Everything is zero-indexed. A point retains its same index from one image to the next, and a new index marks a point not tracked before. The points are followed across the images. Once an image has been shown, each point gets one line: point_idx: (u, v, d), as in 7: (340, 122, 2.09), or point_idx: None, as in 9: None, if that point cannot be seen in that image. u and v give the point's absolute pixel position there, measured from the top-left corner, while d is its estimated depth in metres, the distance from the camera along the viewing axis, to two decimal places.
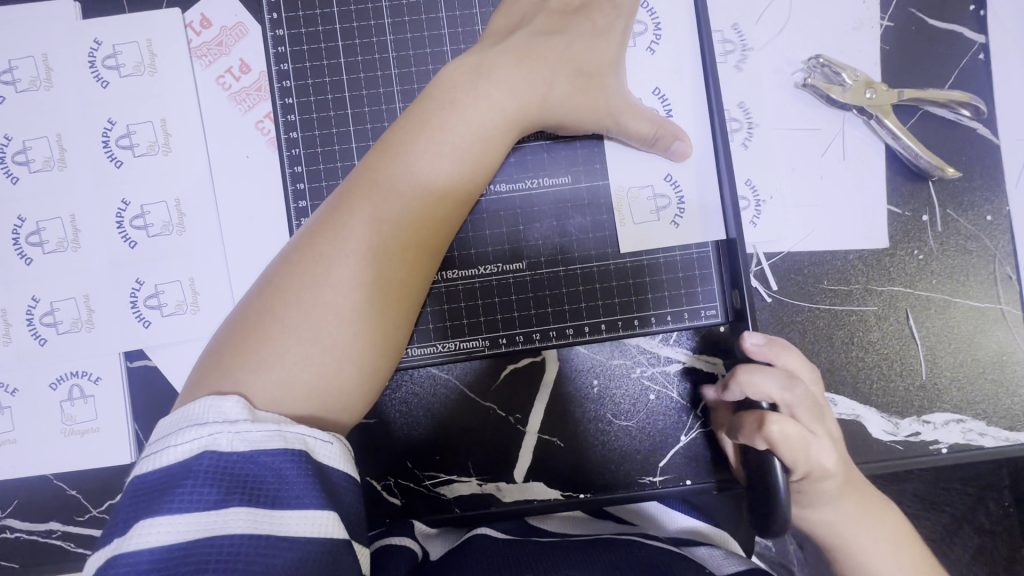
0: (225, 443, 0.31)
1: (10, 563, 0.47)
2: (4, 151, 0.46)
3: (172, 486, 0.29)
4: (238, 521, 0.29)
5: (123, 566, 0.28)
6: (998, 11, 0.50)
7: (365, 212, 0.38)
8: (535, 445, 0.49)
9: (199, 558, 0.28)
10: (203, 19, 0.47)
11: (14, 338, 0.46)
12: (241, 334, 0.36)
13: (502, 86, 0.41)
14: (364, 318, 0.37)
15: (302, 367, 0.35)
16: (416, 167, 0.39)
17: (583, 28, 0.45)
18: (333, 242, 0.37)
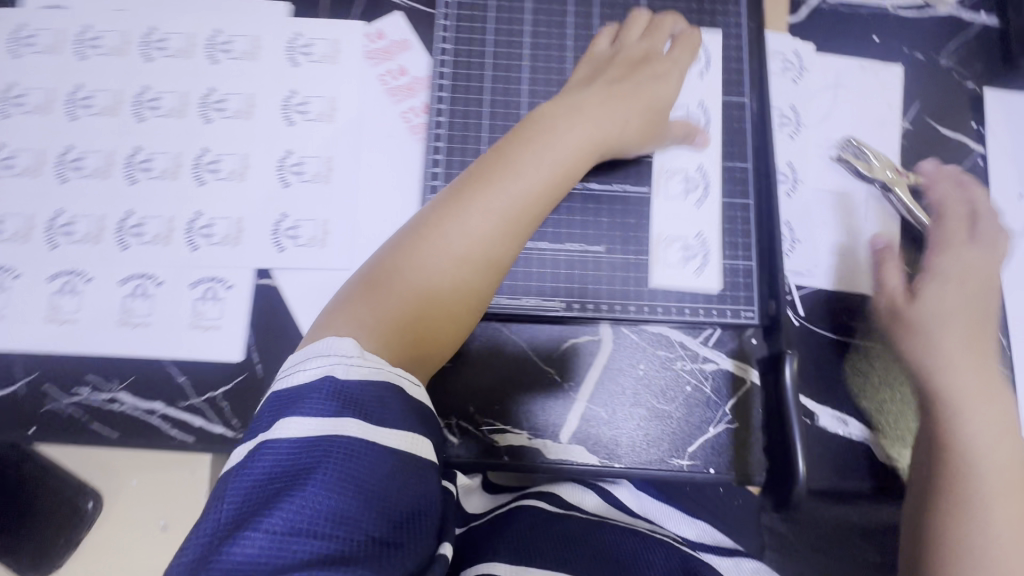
0: (342, 372, 0.38)
1: (110, 432, 0.53)
2: (206, 98, 0.59)
3: (301, 395, 0.37)
4: (351, 428, 0.36)
5: (264, 454, 0.36)
6: (994, 131, 0.64)
7: (479, 209, 0.48)
8: (583, 412, 0.56)
9: (320, 454, 0.35)
10: (379, 32, 0.61)
11: (172, 241, 0.56)
12: (358, 295, 0.46)
13: (575, 128, 0.52)
14: (462, 292, 0.47)
15: (409, 326, 0.45)
16: (521, 174, 0.49)
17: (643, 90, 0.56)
18: (447, 228, 0.47)
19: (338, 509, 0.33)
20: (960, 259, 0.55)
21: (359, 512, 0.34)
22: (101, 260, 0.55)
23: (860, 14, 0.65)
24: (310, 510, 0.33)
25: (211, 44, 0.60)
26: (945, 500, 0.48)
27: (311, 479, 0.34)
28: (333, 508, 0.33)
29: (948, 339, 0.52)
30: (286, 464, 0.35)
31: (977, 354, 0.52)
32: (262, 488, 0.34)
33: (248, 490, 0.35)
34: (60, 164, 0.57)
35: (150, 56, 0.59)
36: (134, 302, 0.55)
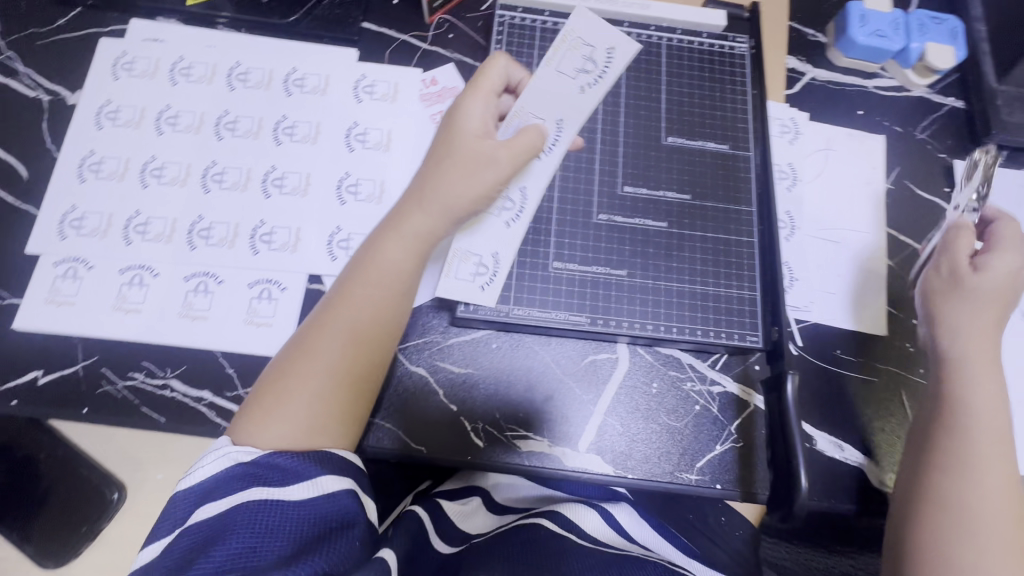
0: (225, 446, 0.48)
1: (160, 416, 0.57)
2: (279, 124, 0.67)
3: (208, 492, 0.46)
4: (252, 496, 0.45)
5: (186, 535, 0.44)
6: (966, 196, 0.72)
7: (359, 296, 0.54)
8: (600, 423, 0.61)
9: (221, 523, 0.44)
10: (433, 78, 0.70)
11: (236, 245, 0.62)
12: (288, 365, 0.52)
13: (419, 217, 0.56)
14: (345, 377, 0.52)
15: (306, 403, 0.50)
16: (384, 257, 0.55)
17: (447, 150, 0.57)
18: (340, 313, 0.53)
19: (255, 550, 0.43)
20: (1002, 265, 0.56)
21: (277, 550, 0.43)
22: (170, 258, 0.61)
23: (848, 91, 0.76)
24: (231, 553, 0.42)
25: (288, 79, 0.68)
26: (945, 458, 0.52)
27: (228, 534, 0.43)
28: (253, 548, 0.43)
29: (972, 314, 0.55)
30: (206, 531, 0.44)
31: (995, 334, 0.55)
32: (194, 549, 0.43)
33: (194, 539, 0.44)
34: (143, 171, 0.64)
35: (234, 85, 0.68)
36: (195, 298, 0.60)
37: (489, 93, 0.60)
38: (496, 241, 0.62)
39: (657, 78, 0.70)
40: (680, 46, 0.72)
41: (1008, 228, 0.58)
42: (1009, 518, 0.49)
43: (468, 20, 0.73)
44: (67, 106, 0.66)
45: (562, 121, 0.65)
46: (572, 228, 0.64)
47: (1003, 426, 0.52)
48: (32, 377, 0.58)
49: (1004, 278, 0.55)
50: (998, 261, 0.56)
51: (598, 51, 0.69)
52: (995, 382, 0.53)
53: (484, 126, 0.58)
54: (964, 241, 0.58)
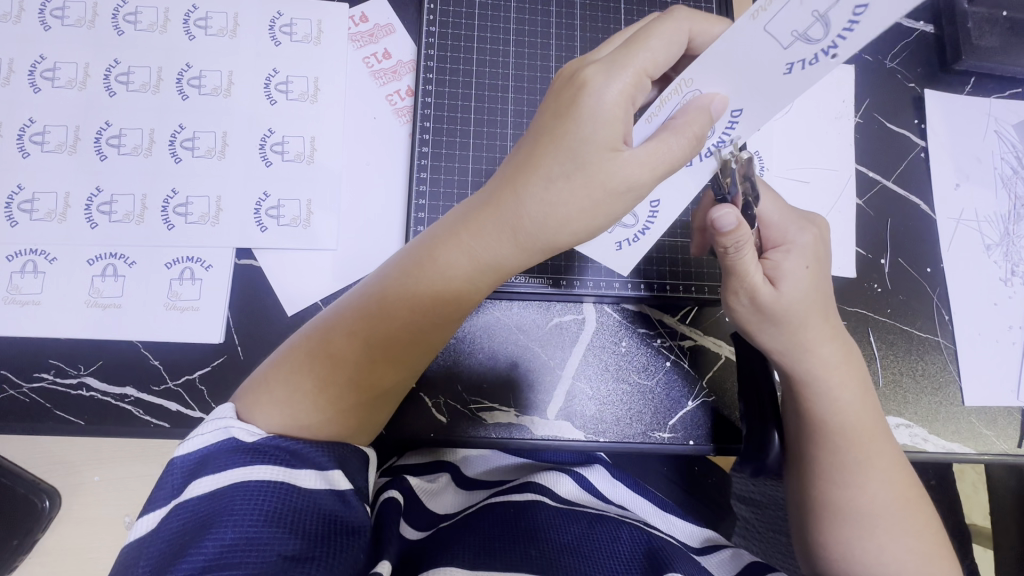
0: (224, 424, 0.39)
1: (77, 419, 0.51)
2: (183, 74, 0.57)
3: (205, 464, 0.37)
4: (259, 474, 0.36)
5: (176, 514, 0.36)
6: (934, 127, 0.70)
7: (394, 292, 0.42)
8: (567, 390, 0.58)
9: (215, 507, 0.35)
10: (363, 15, 0.61)
11: (146, 220, 0.54)
12: (289, 365, 0.42)
13: (502, 246, 0.42)
14: (355, 390, 0.42)
15: (300, 410, 0.40)
16: (455, 254, 0.42)
17: (566, 151, 0.40)
18: (357, 310, 0.43)
19: (249, 542, 0.34)
20: (797, 249, 0.48)
21: (274, 545, 0.34)
22: (68, 239, 0.53)
23: None
24: (220, 547, 0.33)
25: (187, 20, 0.58)
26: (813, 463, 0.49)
27: (220, 521, 0.34)
28: (248, 541, 0.33)
29: (811, 332, 0.48)
30: (201, 510, 0.35)
31: (830, 326, 0.49)
32: (186, 532, 0.35)
33: (182, 523, 0.35)
34: (21, 138, 0.54)
35: (121, 29, 0.57)
36: (103, 283, 0.52)
37: (641, 70, 0.40)
38: (664, 189, 0.51)
39: (616, 5, 0.62)
40: None
41: (773, 232, 0.50)
42: (900, 503, 0.48)
43: None
44: None
45: (737, 112, 0.41)
46: None
47: (870, 419, 0.49)
48: None
49: (807, 277, 0.47)
50: (790, 262, 0.47)
51: (840, 8, 0.33)
52: (834, 365, 0.49)
53: (616, 116, 0.40)
54: (752, 255, 0.44)
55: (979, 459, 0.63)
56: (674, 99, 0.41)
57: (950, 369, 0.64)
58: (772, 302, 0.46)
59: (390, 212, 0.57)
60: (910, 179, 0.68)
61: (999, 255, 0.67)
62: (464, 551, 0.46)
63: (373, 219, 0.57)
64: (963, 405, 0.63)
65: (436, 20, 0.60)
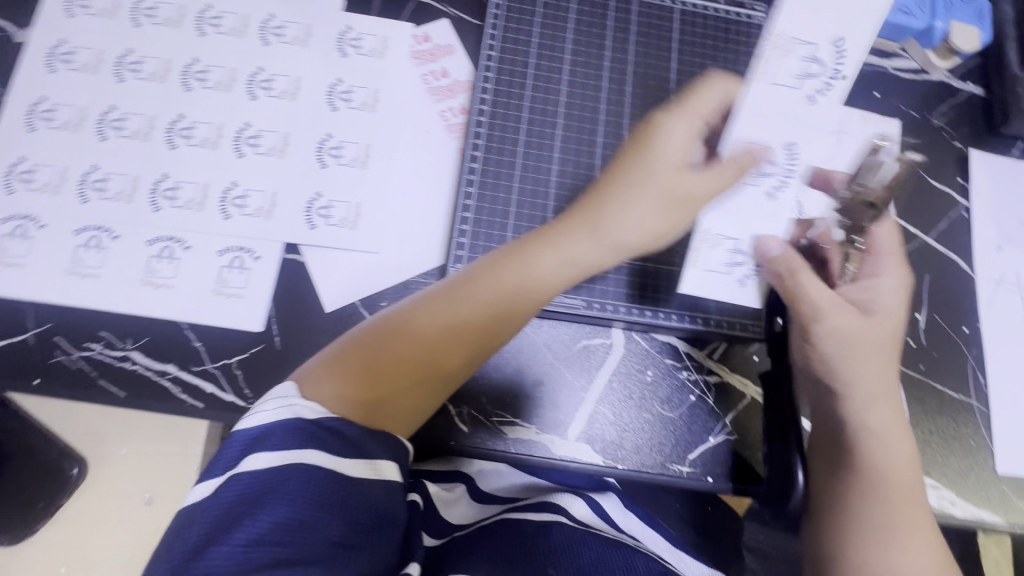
0: (290, 401, 0.40)
1: (118, 390, 0.53)
2: (254, 77, 0.61)
3: (260, 437, 0.38)
4: (317, 458, 0.38)
5: (229, 487, 0.37)
6: (978, 188, 0.70)
7: (484, 284, 0.46)
8: (588, 413, 0.58)
9: (271, 485, 0.37)
10: (425, 35, 0.65)
11: (205, 208, 0.57)
12: (353, 355, 0.43)
13: (583, 243, 0.47)
14: (427, 380, 0.45)
15: (373, 400, 0.42)
16: (545, 257, 0.46)
17: (641, 167, 0.47)
18: (441, 299, 0.45)
19: (304, 524, 0.36)
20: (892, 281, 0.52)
21: (324, 529, 0.37)
22: (132, 218, 0.56)
23: (866, 71, 0.72)
24: (275, 523, 0.35)
25: (264, 27, 0.62)
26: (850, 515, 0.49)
27: (275, 501, 0.36)
28: (302, 524, 0.36)
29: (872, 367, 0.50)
30: (254, 485, 0.37)
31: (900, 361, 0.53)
32: (238, 506, 0.36)
33: (236, 498, 0.37)
34: (102, 122, 0.58)
35: (204, 31, 0.61)
36: (159, 264, 0.55)
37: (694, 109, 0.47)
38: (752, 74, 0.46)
39: (669, 38, 0.63)
40: (697, 11, 0.64)
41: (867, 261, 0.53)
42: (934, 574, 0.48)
43: None
44: (13, 44, 0.59)
45: None
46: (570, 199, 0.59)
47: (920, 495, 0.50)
48: None
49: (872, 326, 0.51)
50: (881, 291, 0.52)
51: None
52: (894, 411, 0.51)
53: (682, 144, 0.47)
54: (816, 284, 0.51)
55: (1008, 530, 0.60)
56: (739, 111, 0.47)
57: (983, 433, 0.62)
58: (856, 330, 0.50)
59: (433, 222, 0.59)
60: (951, 236, 0.68)
61: None
62: None
63: (416, 227, 0.59)
64: (994, 472, 0.61)
65: (497, 43, 0.62)
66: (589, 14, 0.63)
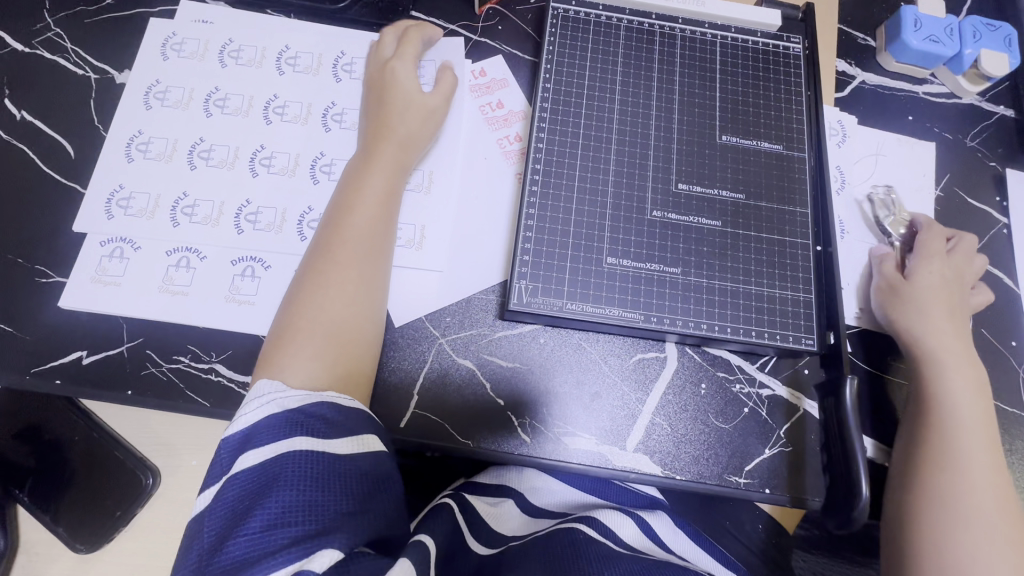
0: (260, 390, 0.47)
1: (203, 400, 0.56)
2: (328, 110, 0.66)
3: (249, 435, 0.44)
4: (303, 443, 0.44)
5: (230, 487, 0.42)
6: (1016, 206, 0.72)
7: (344, 235, 0.56)
8: (645, 426, 0.59)
9: (274, 474, 0.42)
10: (482, 70, 0.70)
11: (284, 230, 0.61)
12: (277, 339, 0.52)
13: (386, 177, 0.59)
14: (348, 333, 0.53)
15: (315, 364, 0.51)
16: (361, 203, 0.57)
17: (400, 99, 0.62)
18: (311, 262, 0.55)
19: (311, 503, 0.41)
20: (935, 259, 0.62)
21: (330, 504, 0.42)
22: (217, 240, 0.60)
23: (898, 96, 0.75)
24: (287, 506, 0.40)
25: (337, 66, 0.68)
26: (931, 475, 0.54)
27: (279, 487, 0.41)
28: (308, 504, 0.41)
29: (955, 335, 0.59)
30: (254, 479, 0.42)
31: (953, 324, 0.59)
32: (244, 500, 0.41)
33: (240, 492, 0.41)
34: (191, 153, 0.63)
35: (282, 69, 0.67)
36: (242, 282, 0.59)
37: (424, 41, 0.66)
38: None
39: (713, 66, 0.67)
40: (737, 43, 0.68)
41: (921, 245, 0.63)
42: (997, 515, 0.52)
43: (517, 11, 0.73)
44: (115, 85, 0.66)
45: None
46: (624, 216, 0.61)
47: (988, 461, 0.54)
48: (76, 356, 0.56)
49: (954, 316, 0.60)
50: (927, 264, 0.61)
51: None
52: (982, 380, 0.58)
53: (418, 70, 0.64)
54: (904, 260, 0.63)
55: None
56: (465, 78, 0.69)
57: None
58: (910, 302, 0.60)
59: (493, 243, 0.63)
60: (992, 253, 0.69)
61: None
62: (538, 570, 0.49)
63: (478, 247, 0.63)
64: None
65: (553, 69, 0.65)
66: (637, 43, 0.67)
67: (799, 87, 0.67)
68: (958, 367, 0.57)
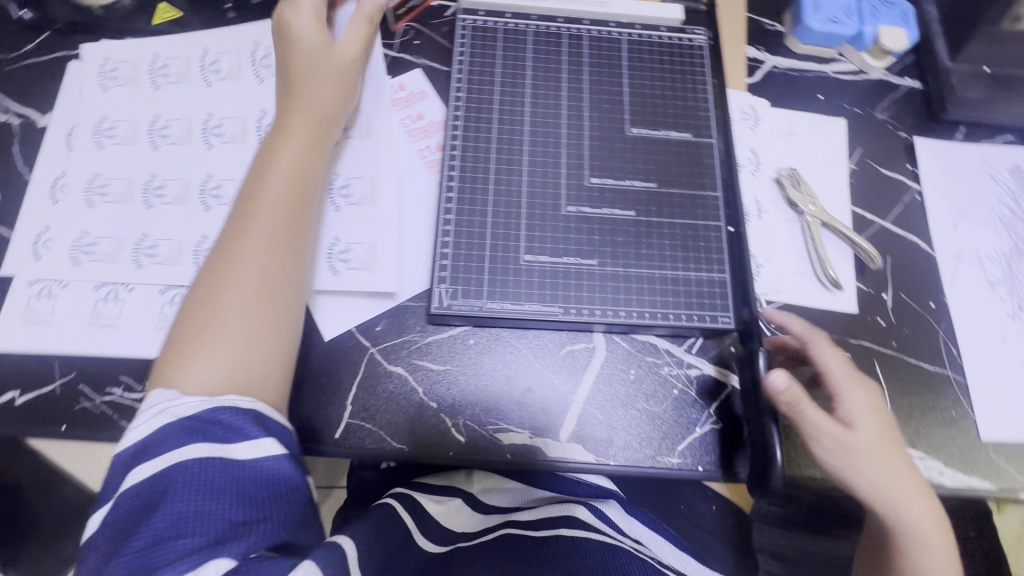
0: (155, 400, 0.48)
1: None
2: (250, 136, 0.68)
3: (141, 446, 0.45)
4: (192, 450, 0.44)
5: (123, 500, 0.43)
6: (928, 172, 0.74)
7: (254, 207, 0.56)
8: (578, 415, 0.61)
9: (162, 484, 0.43)
10: (401, 85, 0.72)
11: None
12: (183, 330, 0.52)
13: (300, 147, 0.60)
14: (260, 309, 0.53)
15: (220, 355, 0.50)
16: (275, 172, 0.58)
17: (307, 69, 0.64)
18: (224, 240, 0.56)
19: (197, 514, 0.41)
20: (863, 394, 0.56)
21: (220, 513, 0.42)
22: (145, 271, 0.61)
23: (808, 77, 0.78)
24: (175, 517, 0.41)
25: (257, 92, 0.69)
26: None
27: (166, 498, 0.42)
28: (193, 514, 0.41)
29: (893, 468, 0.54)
30: (145, 488, 0.43)
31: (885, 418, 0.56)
32: (135, 512, 0.42)
33: (131, 504, 0.42)
34: (116, 189, 0.64)
35: (203, 100, 0.69)
36: (171, 309, 0.60)
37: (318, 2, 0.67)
38: None
39: (620, 63, 0.69)
40: (643, 39, 0.71)
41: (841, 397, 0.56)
42: None
43: (432, 26, 0.75)
44: (38, 129, 0.67)
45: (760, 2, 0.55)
46: (541, 213, 0.62)
47: (933, 521, 0.55)
48: (9, 397, 0.57)
49: (899, 466, 0.55)
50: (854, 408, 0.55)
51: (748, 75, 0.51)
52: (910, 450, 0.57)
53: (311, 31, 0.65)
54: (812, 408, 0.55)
55: (1003, 496, 0.62)
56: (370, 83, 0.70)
57: (964, 403, 0.64)
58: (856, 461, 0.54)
59: (419, 250, 0.65)
60: (907, 220, 0.72)
61: (1004, 291, 0.69)
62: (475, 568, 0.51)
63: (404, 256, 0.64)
64: (980, 439, 0.63)
65: (466, 77, 0.67)
66: (545, 47, 0.69)
67: (704, 77, 0.69)
68: (912, 499, 0.54)
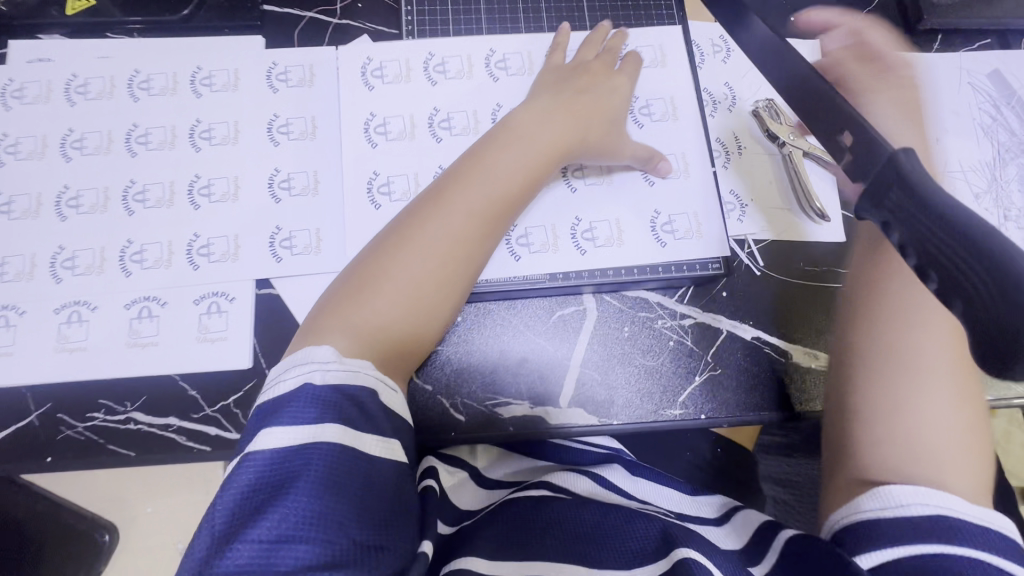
0: (313, 376, 0.43)
1: (129, 450, 0.55)
2: (194, 129, 0.63)
3: (283, 407, 0.42)
4: (332, 433, 0.41)
5: (248, 467, 0.39)
6: None
7: (457, 209, 0.54)
8: (576, 379, 0.60)
9: (299, 465, 0.39)
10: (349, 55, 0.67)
11: (174, 263, 0.59)
12: (335, 307, 0.50)
13: (509, 158, 0.57)
14: (414, 312, 0.51)
15: (369, 326, 0.49)
16: (480, 176, 0.56)
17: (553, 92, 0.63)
18: (428, 230, 0.53)
19: (325, 517, 0.37)
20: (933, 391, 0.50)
21: (338, 519, 0.38)
22: (106, 288, 0.58)
23: None
24: (297, 517, 0.37)
25: (194, 81, 0.64)
26: None
27: (297, 489, 0.38)
28: (320, 518, 0.37)
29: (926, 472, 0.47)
30: (276, 468, 0.39)
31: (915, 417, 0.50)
32: (257, 493, 0.38)
33: (262, 484, 0.38)
34: (59, 204, 0.60)
35: (137, 96, 0.63)
36: (141, 325, 0.57)
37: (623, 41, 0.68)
38: None
39: None
40: None
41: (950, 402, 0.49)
42: None
43: None
44: None
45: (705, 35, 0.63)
46: None
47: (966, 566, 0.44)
48: None
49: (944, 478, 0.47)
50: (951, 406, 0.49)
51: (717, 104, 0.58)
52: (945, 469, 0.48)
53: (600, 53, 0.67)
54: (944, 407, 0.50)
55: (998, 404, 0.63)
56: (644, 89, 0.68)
57: None
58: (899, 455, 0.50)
59: None
60: None
61: (989, 202, 0.68)
62: (485, 543, 0.51)
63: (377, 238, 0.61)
64: None
65: None
66: None
67: None
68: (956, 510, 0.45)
